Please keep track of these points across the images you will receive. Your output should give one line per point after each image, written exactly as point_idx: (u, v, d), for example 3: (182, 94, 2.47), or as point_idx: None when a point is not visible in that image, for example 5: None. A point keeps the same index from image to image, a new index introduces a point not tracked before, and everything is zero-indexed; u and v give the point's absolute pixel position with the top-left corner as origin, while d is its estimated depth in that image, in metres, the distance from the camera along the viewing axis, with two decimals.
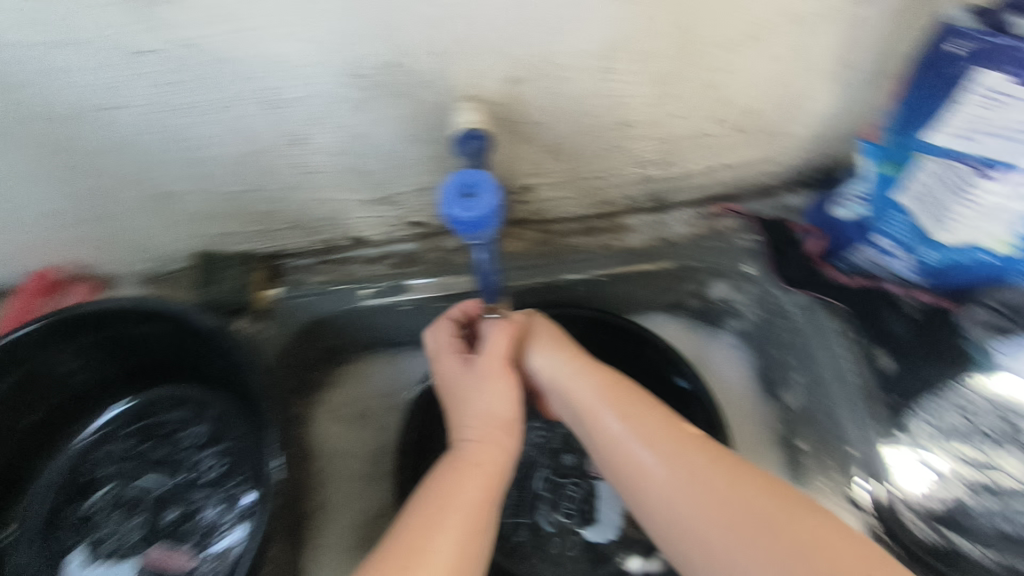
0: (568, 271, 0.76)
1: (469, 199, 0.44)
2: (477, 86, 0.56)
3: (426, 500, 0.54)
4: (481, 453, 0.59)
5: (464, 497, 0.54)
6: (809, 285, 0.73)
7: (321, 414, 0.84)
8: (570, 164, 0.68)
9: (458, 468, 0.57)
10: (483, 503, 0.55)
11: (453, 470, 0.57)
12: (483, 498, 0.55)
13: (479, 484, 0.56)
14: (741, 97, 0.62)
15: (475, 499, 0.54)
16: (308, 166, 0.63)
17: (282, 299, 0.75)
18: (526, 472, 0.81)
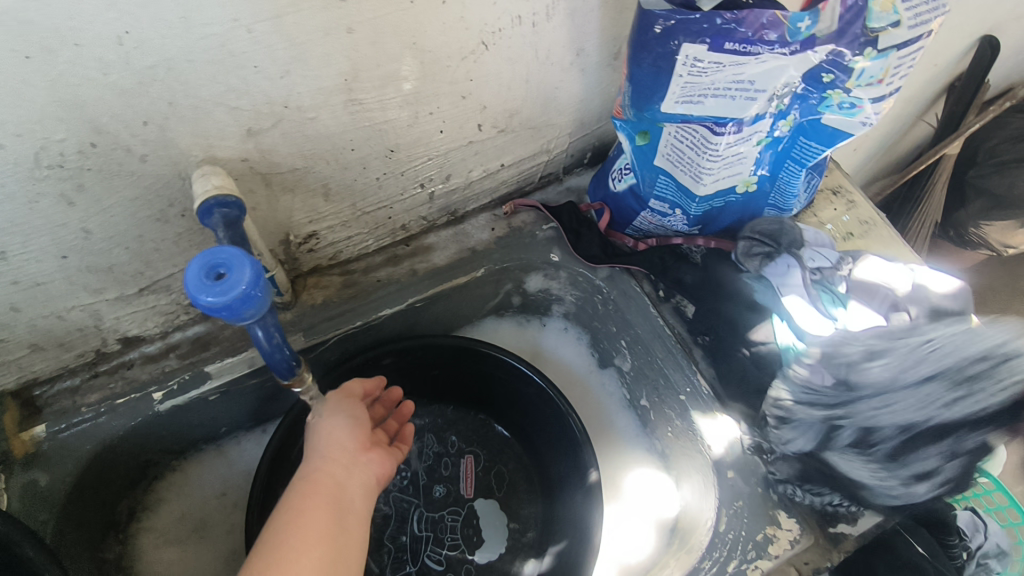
0: (381, 307, 0.73)
1: (219, 283, 0.39)
2: (210, 147, 0.50)
3: (269, 543, 0.47)
4: (326, 468, 0.53)
5: (302, 523, 0.48)
6: (609, 258, 0.77)
7: (148, 542, 0.72)
8: (348, 200, 0.65)
9: (299, 489, 0.51)
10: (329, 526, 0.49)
11: (292, 497, 0.50)
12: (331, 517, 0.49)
13: (325, 500, 0.50)
14: (494, 101, 0.63)
15: (314, 526, 0.48)
16: (29, 279, 0.53)
17: (50, 435, 0.62)
18: (401, 521, 0.77)
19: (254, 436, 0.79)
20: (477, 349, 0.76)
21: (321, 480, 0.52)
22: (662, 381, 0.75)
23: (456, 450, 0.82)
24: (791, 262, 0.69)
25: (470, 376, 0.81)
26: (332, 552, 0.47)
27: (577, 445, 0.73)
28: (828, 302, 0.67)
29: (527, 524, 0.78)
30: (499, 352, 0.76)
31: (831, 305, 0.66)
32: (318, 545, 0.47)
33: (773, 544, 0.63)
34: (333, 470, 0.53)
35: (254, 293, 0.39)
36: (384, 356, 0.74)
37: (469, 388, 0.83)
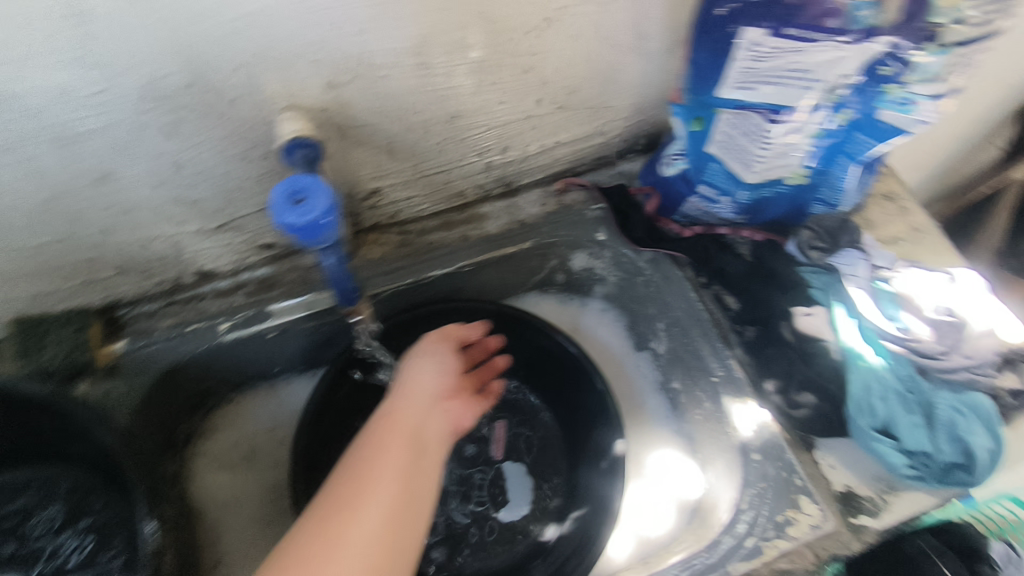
0: (433, 267, 0.77)
1: (297, 207, 0.44)
2: (291, 96, 0.54)
3: (358, 459, 0.53)
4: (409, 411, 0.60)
5: (385, 452, 0.54)
6: (654, 241, 0.80)
7: (202, 464, 0.78)
8: (411, 161, 0.69)
9: (387, 423, 0.57)
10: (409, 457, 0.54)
11: (380, 429, 0.57)
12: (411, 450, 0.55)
13: (406, 436, 0.56)
14: (557, 77, 0.66)
15: (395, 455, 0.54)
16: (126, 205, 0.58)
17: (128, 352, 0.69)
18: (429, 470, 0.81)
19: (303, 379, 0.84)
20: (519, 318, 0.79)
21: (402, 422, 0.58)
22: (695, 364, 0.77)
23: (489, 413, 0.85)
24: (857, 258, 0.73)
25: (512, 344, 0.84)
26: (408, 479, 0.52)
27: (608, 417, 0.76)
28: (886, 302, 0.71)
29: (549, 490, 0.81)
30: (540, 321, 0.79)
31: (889, 305, 0.70)
32: (398, 470, 0.53)
33: (793, 526, 0.63)
34: (412, 415, 0.60)
35: (327, 219, 0.44)
36: (431, 314, 0.78)
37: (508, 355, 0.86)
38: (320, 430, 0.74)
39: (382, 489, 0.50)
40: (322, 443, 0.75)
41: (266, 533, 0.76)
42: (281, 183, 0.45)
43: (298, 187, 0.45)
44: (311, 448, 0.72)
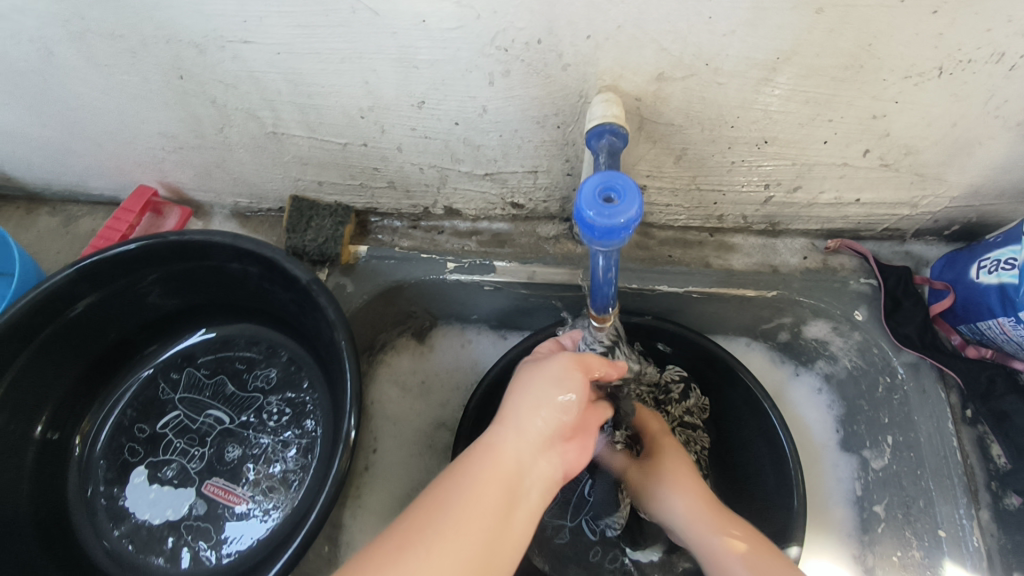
0: (662, 282, 0.72)
1: (605, 207, 0.40)
2: (620, 77, 0.52)
3: (446, 488, 0.44)
4: (508, 447, 0.47)
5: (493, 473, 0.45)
6: (924, 347, 0.68)
7: (382, 375, 0.83)
8: (691, 172, 0.64)
9: (474, 456, 0.46)
10: (500, 523, 0.43)
11: (487, 458, 0.46)
12: (500, 506, 0.44)
13: (501, 482, 0.45)
14: (901, 132, 0.56)
15: (484, 504, 0.43)
16: (423, 131, 0.61)
17: (367, 257, 0.74)
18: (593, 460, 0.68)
19: (490, 334, 0.85)
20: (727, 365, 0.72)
21: (513, 463, 0.46)
22: (918, 504, 0.66)
23: None
24: None
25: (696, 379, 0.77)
26: (495, 534, 0.43)
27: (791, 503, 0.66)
28: None
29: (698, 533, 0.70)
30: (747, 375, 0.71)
31: None
32: (504, 499, 0.44)
33: None
34: (519, 454, 0.47)
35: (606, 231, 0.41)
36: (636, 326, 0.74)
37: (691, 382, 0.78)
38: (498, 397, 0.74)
39: (470, 528, 0.42)
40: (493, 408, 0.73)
41: (414, 461, 0.80)
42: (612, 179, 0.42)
43: (617, 193, 0.41)
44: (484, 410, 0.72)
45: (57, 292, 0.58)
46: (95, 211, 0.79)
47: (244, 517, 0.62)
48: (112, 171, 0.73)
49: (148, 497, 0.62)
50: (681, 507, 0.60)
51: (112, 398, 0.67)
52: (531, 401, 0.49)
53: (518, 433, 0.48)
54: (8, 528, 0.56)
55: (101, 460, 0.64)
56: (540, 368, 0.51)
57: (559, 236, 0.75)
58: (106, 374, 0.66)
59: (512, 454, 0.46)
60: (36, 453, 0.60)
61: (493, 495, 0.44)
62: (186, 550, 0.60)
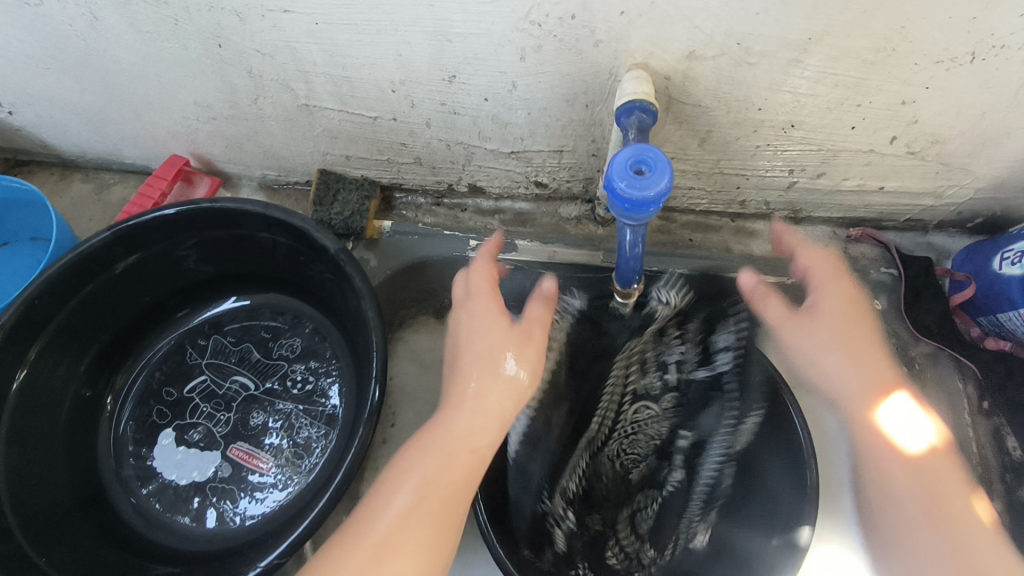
0: (682, 266, 0.72)
1: (636, 178, 0.41)
2: (651, 55, 0.52)
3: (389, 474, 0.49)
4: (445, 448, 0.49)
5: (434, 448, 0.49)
6: (943, 338, 0.68)
7: (401, 351, 0.85)
8: (716, 155, 0.64)
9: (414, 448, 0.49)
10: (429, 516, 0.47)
11: (424, 458, 0.48)
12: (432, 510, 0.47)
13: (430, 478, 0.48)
14: (930, 119, 0.56)
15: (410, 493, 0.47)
16: (453, 106, 0.62)
17: (391, 233, 0.75)
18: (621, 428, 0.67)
19: None
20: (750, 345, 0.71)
21: (463, 438, 0.49)
22: None
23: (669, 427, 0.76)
24: None
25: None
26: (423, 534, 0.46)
27: None
28: None
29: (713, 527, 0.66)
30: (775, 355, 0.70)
31: None
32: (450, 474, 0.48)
33: None
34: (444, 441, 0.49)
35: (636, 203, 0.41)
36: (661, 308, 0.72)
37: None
38: None
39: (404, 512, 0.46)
40: None
41: None
42: (642, 150, 0.42)
43: (647, 164, 0.42)
44: None
45: (94, 254, 0.59)
46: (126, 179, 0.81)
47: (267, 482, 0.63)
48: (146, 140, 0.74)
49: (175, 459, 0.64)
50: (840, 368, 0.52)
51: (141, 361, 0.69)
52: (468, 335, 0.53)
53: (450, 425, 0.50)
54: (43, 481, 0.58)
55: (130, 421, 0.66)
56: (473, 320, 0.53)
57: (581, 217, 0.76)
58: (136, 337, 0.68)
59: (451, 445, 0.49)
60: (70, 409, 0.62)
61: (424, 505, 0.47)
62: (210, 510, 0.62)
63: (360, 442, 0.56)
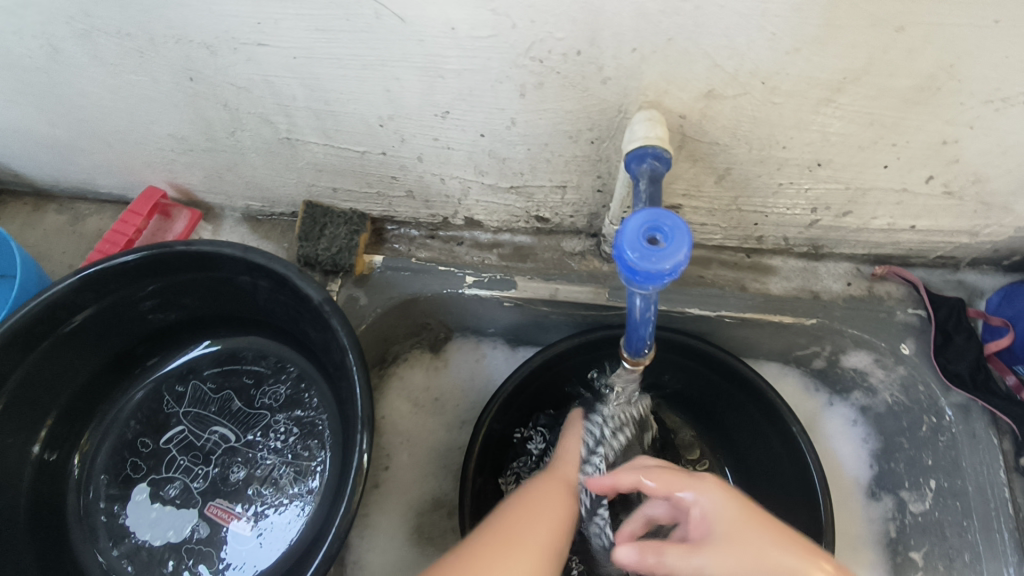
0: (693, 306, 0.67)
1: (647, 248, 0.36)
2: (665, 93, 0.47)
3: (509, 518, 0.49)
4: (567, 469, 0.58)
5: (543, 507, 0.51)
6: (976, 388, 0.63)
7: (394, 388, 0.80)
8: (733, 192, 0.59)
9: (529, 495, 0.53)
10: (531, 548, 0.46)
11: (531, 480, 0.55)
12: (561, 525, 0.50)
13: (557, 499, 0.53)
14: (973, 159, 0.51)
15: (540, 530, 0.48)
16: (446, 142, 0.57)
17: (382, 268, 0.70)
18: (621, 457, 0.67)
19: (505, 350, 0.82)
20: (751, 381, 0.67)
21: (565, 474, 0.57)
22: (963, 557, 0.63)
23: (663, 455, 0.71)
24: None
25: (717, 393, 0.72)
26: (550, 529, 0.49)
27: (815, 524, 0.62)
28: None
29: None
30: (777, 395, 0.65)
31: None
32: (568, 508, 0.52)
33: None
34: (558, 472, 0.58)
35: (646, 279, 0.37)
36: (657, 342, 0.68)
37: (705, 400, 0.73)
38: (521, 406, 0.70)
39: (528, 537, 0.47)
40: (515, 417, 0.70)
41: (426, 482, 0.77)
42: (657, 217, 0.37)
43: (661, 235, 0.37)
44: (507, 415, 0.69)
45: (61, 301, 0.55)
46: (102, 210, 0.76)
47: (248, 542, 0.59)
48: (121, 170, 0.69)
49: (149, 518, 0.60)
50: None
51: (113, 411, 0.64)
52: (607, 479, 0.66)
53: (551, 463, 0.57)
54: (5, 550, 0.53)
55: (102, 475, 0.61)
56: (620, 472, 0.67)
57: (585, 252, 0.71)
58: (110, 384, 0.63)
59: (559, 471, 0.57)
60: (33, 469, 0.57)
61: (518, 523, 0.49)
62: (186, 574, 0.58)
63: (343, 513, 0.51)
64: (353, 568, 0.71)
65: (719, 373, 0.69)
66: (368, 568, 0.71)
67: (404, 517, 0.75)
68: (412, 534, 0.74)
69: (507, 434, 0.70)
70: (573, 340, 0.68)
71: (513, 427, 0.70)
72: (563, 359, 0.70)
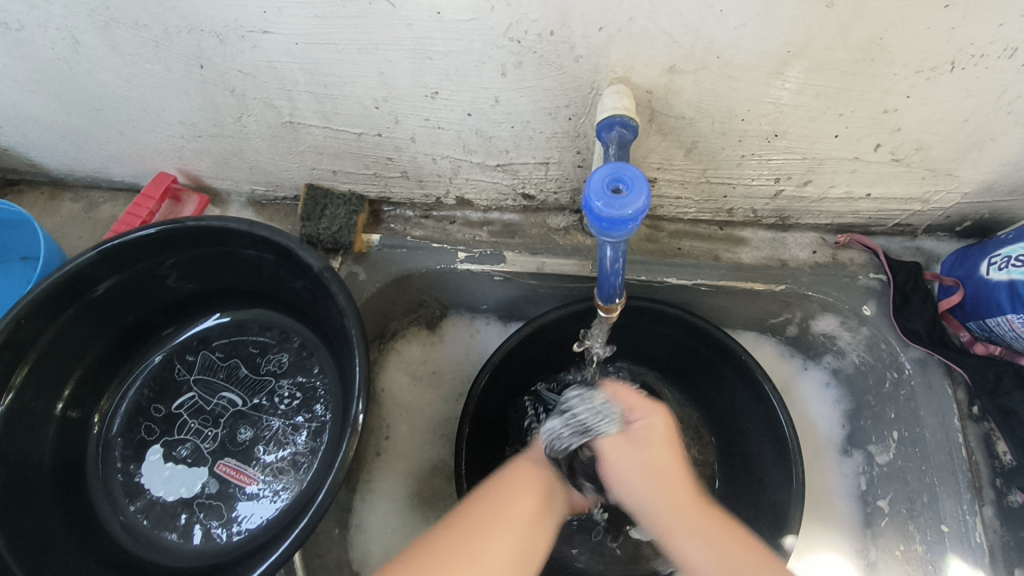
0: (670, 275, 0.72)
1: (611, 197, 0.41)
2: (631, 69, 0.52)
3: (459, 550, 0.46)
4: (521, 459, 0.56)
5: (506, 530, 0.48)
6: (932, 343, 0.67)
7: (393, 363, 0.84)
8: (702, 165, 0.64)
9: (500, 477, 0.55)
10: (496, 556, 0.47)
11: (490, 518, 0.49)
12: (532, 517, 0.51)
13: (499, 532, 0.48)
14: (914, 127, 0.56)
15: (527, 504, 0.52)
16: (436, 122, 0.62)
17: (380, 246, 0.75)
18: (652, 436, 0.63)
19: (498, 326, 0.87)
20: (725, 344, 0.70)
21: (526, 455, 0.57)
22: (922, 499, 0.67)
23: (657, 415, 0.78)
24: None
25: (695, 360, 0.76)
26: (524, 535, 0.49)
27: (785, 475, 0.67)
28: None
29: None
30: (749, 356, 0.69)
31: None
32: (514, 536, 0.49)
33: None
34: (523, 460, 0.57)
35: (611, 226, 0.41)
36: (635, 309, 0.72)
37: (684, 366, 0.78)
38: (510, 373, 0.75)
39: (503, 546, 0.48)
40: (505, 383, 0.75)
41: (424, 449, 0.81)
42: (619, 168, 0.42)
43: (624, 184, 0.42)
44: (497, 381, 0.73)
45: (82, 272, 0.60)
46: (115, 197, 0.81)
47: (255, 496, 0.63)
48: (134, 158, 0.74)
49: (163, 475, 0.64)
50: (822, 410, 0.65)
51: (128, 379, 0.68)
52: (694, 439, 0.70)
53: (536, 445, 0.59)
54: (30, 500, 0.58)
55: (119, 438, 0.66)
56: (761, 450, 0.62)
57: (569, 227, 0.76)
58: (125, 354, 0.68)
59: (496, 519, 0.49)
60: (56, 430, 0.62)
61: (450, 547, 0.46)
62: (198, 527, 0.62)
63: (341, 461, 0.55)
64: (356, 529, 0.75)
65: (696, 338, 0.73)
66: (370, 529, 0.76)
67: (404, 482, 0.79)
68: (411, 497, 0.78)
69: (497, 400, 0.75)
70: (558, 309, 0.72)
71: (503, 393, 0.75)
72: (550, 328, 0.74)
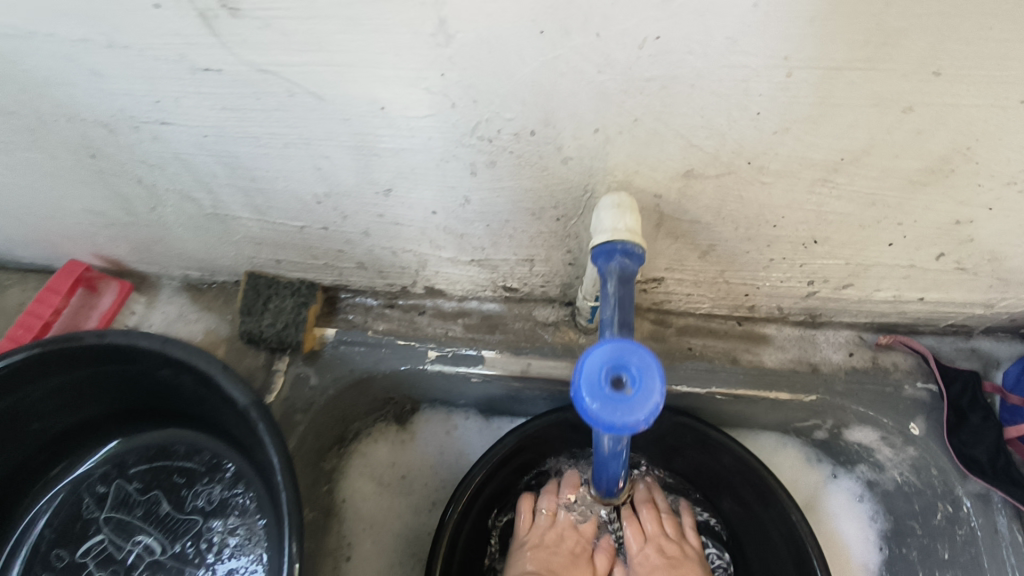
0: (681, 381, 0.60)
1: (610, 394, 0.32)
2: (635, 173, 0.40)
3: None
4: None
5: None
6: (996, 477, 0.57)
7: (355, 468, 0.72)
8: (720, 266, 0.52)
9: None
10: None
11: None
12: None
13: None
14: (990, 238, 0.44)
15: None
16: (393, 218, 0.50)
17: (335, 342, 0.63)
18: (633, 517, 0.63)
19: (478, 421, 0.75)
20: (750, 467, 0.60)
21: None
22: None
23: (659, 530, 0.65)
24: None
25: (711, 479, 0.65)
26: None
27: None
28: None
29: None
30: (776, 481, 0.59)
31: None
32: None
33: None
34: None
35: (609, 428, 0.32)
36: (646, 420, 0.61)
37: (698, 484, 0.66)
38: (491, 493, 0.63)
39: None
40: (487, 506, 0.63)
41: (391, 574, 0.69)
42: (621, 353, 0.33)
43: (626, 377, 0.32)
44: (479, 505, 0.61)
45: None
46: (25, 280, 0.68)
47: None
48: (39, 242, 0.62)
49: None
50: None
51: (25, 518, 0.57)
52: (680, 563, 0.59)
53: None
54: None
55: None
56: None
57: (559, 321, 0.64)
58: (18, 487, 0.56)
59: None
60: None
61: None
62: None
63: None
64: None
65: (715, 457, 0.62)
66: None
67: None
68: None
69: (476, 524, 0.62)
70: (548, 417, 0.62)
71: (483, 516, 0.63)
72: (539, 438, 0.63)
